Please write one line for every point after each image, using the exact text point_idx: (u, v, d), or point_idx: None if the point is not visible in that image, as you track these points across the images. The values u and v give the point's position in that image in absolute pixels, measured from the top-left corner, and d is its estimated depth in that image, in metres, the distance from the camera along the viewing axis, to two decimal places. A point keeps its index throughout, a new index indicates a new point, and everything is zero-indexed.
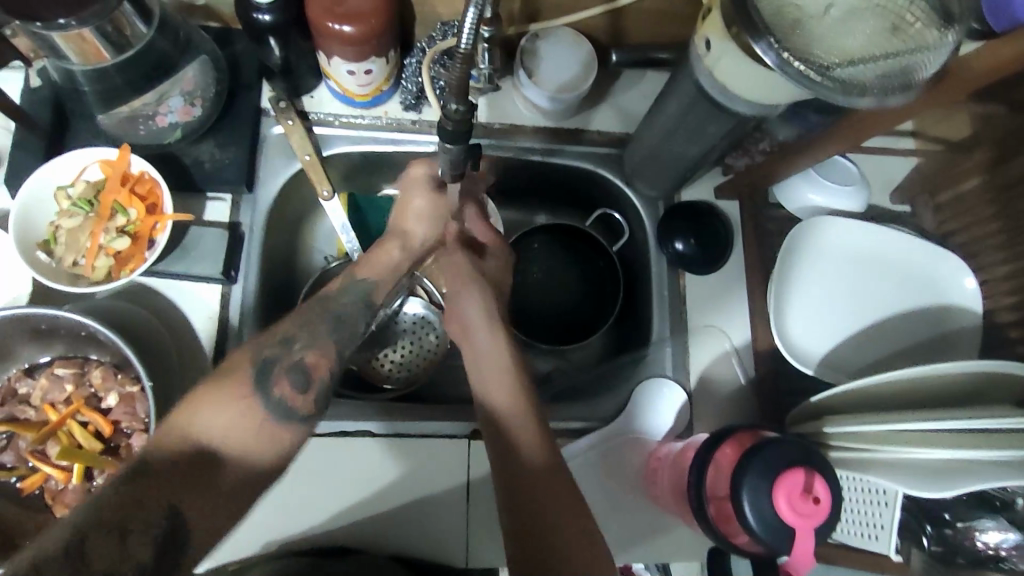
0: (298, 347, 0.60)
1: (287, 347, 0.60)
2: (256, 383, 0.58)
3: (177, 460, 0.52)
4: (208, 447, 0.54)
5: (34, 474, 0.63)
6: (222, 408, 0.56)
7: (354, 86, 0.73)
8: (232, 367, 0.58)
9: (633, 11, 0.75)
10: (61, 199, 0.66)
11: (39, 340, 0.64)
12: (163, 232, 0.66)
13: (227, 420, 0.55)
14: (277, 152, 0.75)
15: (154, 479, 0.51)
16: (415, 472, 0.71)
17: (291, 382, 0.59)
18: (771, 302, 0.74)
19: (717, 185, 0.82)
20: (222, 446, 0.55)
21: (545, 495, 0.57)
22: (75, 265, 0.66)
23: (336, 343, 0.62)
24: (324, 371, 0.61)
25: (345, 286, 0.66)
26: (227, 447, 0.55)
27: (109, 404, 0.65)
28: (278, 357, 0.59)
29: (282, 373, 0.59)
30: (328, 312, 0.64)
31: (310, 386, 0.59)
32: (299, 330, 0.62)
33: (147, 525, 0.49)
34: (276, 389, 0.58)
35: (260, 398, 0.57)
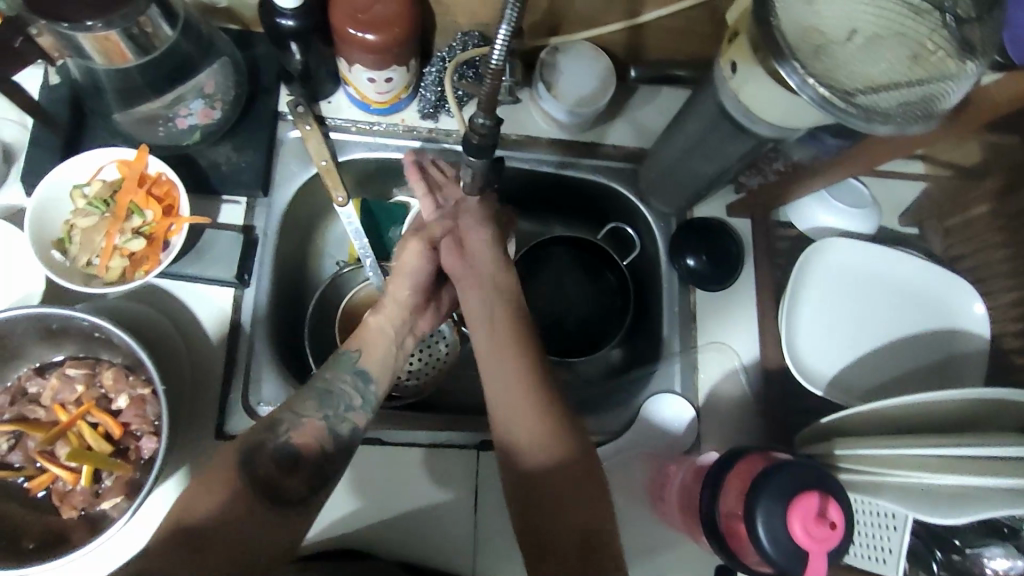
0: (287, 430, 0.60)
1: (273, 431, 0.60)
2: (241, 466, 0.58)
3: (173, 538, 0.54)
4: (209, 522, 0.55)
5: (41, 474, 0.62)
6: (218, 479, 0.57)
7: (373, 93, 0.73)
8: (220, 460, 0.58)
9: (653, 28, 0.76)
10: (77, 198, 0.66)
11: (51, 339, 0.64)
12: (179, 235, 0.66)
13: (224, 490, 0.56)
14: (292, 155, 0.75)
15: (161, 558, 0.52)
16: (424, 481, 0.71)
17: (279, 460, 0.59)
18: (782, 324, 0.75)
19: (729, 203, 0.82)
20: (217, 513, 0.55)
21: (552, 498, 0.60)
22: (89, 265, 0.65)
23: (325, 419, 0.62)
24: (314, 450, 0.61)
25: (338, 359, 0.66)
26: (223, 515, 0.55)
27: (120, 406, 0.64)
28: (264, 439, 0.59)
29: (269, 456, 0.59)
30: (321, 389, 0.63)
31: (298, 466, 0.60)
32: (289, 411, 0.61)
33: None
34: (262, 467, 0.58)
35: (246, 476, 0.57)
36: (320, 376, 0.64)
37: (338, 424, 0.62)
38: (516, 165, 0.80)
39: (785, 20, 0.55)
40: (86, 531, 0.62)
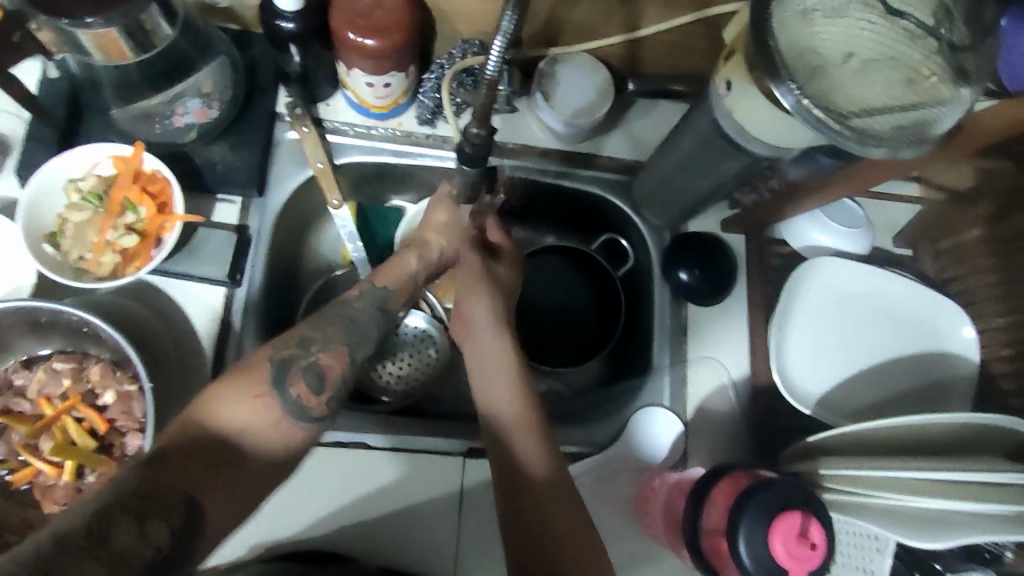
0: (314, 349, 0.59)
1: (303, 349, 0.58)
2: (270, 382, 0.56)
3: (186, 445, 0.51)
4: (227, 436, 0.53)
5: (25, 468, 0.62)
6: (242, 402, 0.54)
7: (371, 97, 0.73)
8: (248, 368, 0.56)
9: (652, 42, 0.76)
10: (71, 192, 0.66)
11: (39, 333, 0.63)
12: (172, 232, 0.65)
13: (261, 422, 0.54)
14: (289, 156, 0.75)
15: (176, 465, 0.50)
16: (410, 486, 0.71)
17: (308, 381, 0.57)
18: (772, 340, 0.75)
19: (723, 218, 0.82)
20: (236, 432, 0.53)
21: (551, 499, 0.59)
22: (80, 260, 0.65)
23: (351, 346, 0.61)
24: (338, 372, 0.59)
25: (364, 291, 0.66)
26: (244, 429, 0.53)
27: (106, 401, 0.64)
28: (294, 357, 0.58)
29: (298, 371, 0.57)
30: (337, 316, 0.62)
31: (324, 388, 0.58)
32: (315, 332, 0.60)
33: (167, 514, 0.47)
34: (293, 387, 0.56)
35: (276, 396, 0.55)
36: (347, 304, 0.63)
37: (360, 354, 0.61)
38: (511, 173, 0.80)
39: (781, 41, 0.55)
40: None
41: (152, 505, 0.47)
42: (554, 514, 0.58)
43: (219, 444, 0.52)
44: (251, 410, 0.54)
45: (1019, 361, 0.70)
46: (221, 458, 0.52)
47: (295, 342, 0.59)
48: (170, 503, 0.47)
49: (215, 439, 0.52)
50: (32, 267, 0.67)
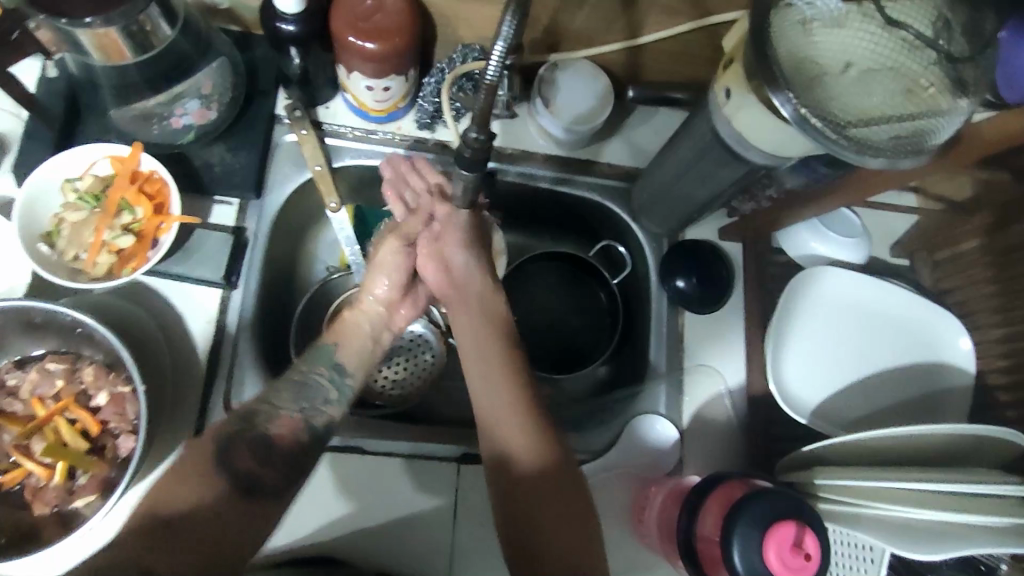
0: (264, 419, 0.60)
1: (249, 423, 0.60)
2: (216, 458, 0.58)
3: (141, 530, 0.53)
4: (177, 514, 0.54)
5: (15, 469, 0.62)
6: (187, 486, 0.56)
7: (371, 101, 0.73)
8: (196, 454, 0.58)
9: (653, 50, 0.76)
10: (67, 192, 0.66)
11: (33, 332, 0.63)
12: (169, 233, 0.65)
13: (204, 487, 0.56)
14: (288, 159, 0.75)
15: (126, 548, 0.53)
16: (404, 491, 0.70)
17: (255, 453, 0.58)
18: (768, 348, 0.75)
19: (722, 226, 0.82)
20: (186, 506, 0.55)
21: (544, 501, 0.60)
22: (76, 260, 0.65)
23: (302, 412, 0.62)
24: (289, 441, 0.60)
25: (315, 351, 0.66)
26: (193, 507, 0.55)
27: (99, 403, 0.64)
28: (241, 431, 0.59)
29: (244, 446, 0.58)
30: (296, 380, 0.63)
31: (271, 457, 0.59)
32: (265, 404, 0.61)
33: None
34: (236, 462, 0.58)
35: (220, 469, 0.57)
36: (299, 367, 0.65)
37: (315, 417, 0.62)
38: (511, 178, 0.80)
39: (780, 51, 0.55)
40: (57, 528, 0.61)
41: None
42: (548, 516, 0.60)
43: (170, 519, 0.54)
44: (194, 484, 0.56)
45: (1015, 373, 0.70)
46: (168, 533, 0.53)
47: (240, 417, 0.60)
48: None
49: (164, 518, 0.54)
50: (28, 265, 0.66)
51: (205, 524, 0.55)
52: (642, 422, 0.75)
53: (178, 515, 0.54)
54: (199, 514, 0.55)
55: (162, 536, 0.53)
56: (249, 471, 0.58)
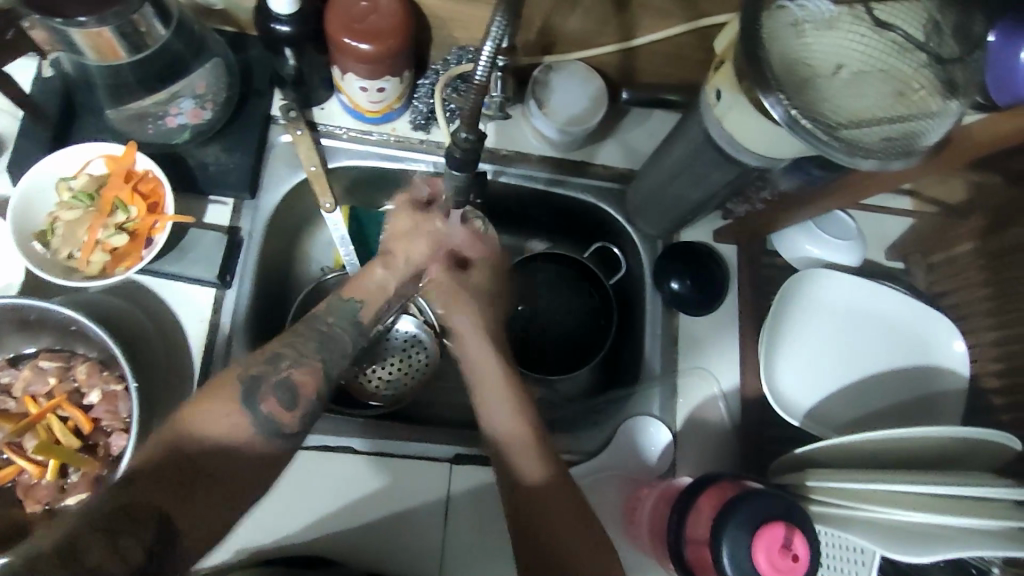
0: (287, 365, 0.59)
1: (274, 365, 0.59)
2: (243, 399, 0.57)
3: (165, 465, 0.53)
4: (200, 452, 0.54)
5: (7, 467, 0.62)
6: (213, 420, 0.56)
7: (365, 102, 0.73)
8: (220, 383, 0.58)
9: (646, 52, 0.77)
10: (63, 191, 0.65)
11: (26, 331, 0.63)
12: (163, 232, 0.66)
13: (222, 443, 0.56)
14: (282, 159, 0.75)
15: (145, 480, 0.52)
16: (395, 492, 0.70)
17: (280, 398, 0.58)
18: (761, 351, 0.75)
19: (716, 228, 0.83)
20: (209, 456, 0.55)
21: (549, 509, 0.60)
22: (70, 258, 0.65)
23: (325, 361, 0.61)
24: (312, 388, 0.60)
25: (339, 305, 0.65)
26: (217, 459, 0.55)
27: (91, 401, 0.64)
28: (266, 373, 0.58)
29: (270, 387, 0.58)
30: (319, 332, 0.62)
31: (297, 404, 0.58)
32: (288, 348, 0.61)
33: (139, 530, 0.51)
34: (263, 404, 0.57)
35: (247, 412, 0.57)
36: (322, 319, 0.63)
37: (333, 368, 0.61)
38: (505, 180, 0.80)
39: (772, 52, 0.55)
40: (48, 526, 0.61)
41: (123, 526, 0.50)
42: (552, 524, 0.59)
43: (191, 464, 0.54)
44: (221, 432, 0.56)
45: (1009, 376, 0.69)
46: (191, 479, 0.53)
47: (266, 358, 0.59)
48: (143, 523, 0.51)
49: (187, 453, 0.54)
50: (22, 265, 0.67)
51: (227, 471, 0.55)
52: (635, 422, 0.75)
53: (205, 454, 0.54)
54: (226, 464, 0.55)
55: (185, 481, 0.53)
56: (273, 415, 0.57)
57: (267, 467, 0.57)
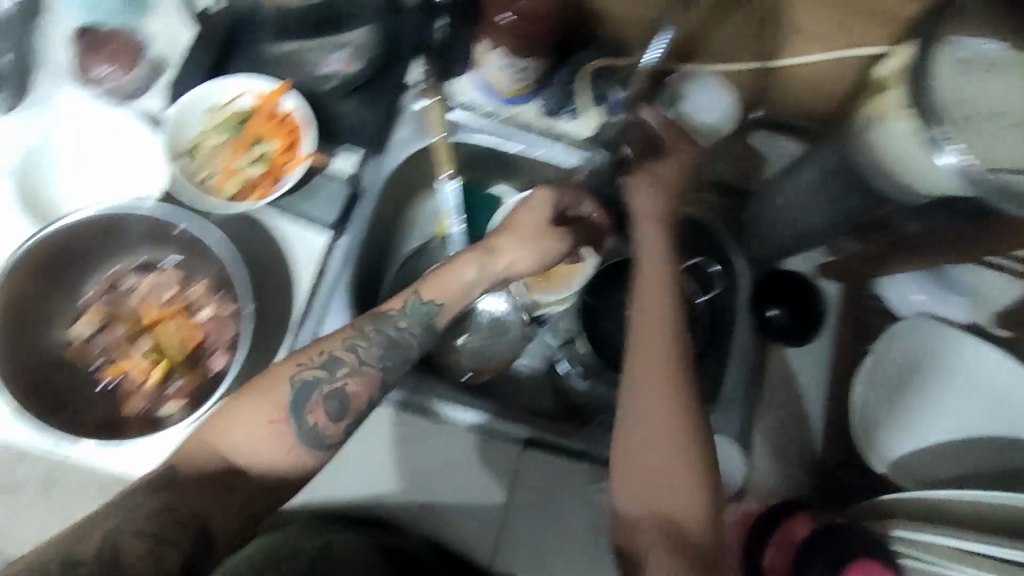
0: (342, 373, 0.59)
1: (329, 372, 0.58)
2: (289, 407, 0.57)
3: (204, 474, 0.54)
4: (237, 460, 0.55)
5: (119, 363, 0.65)
6: (254, 424, 0.56)
7: (502, 81, 0.75)
8: (267, 385, 0.58)
9: (786, 76, 0.76)
10: (211, 118, 0.69)
11: (155, 240, 0.66)
12: (295, 171, 0.68)
13: (268, 430, 0.56)
14: (412, 123, 0.77)
15: (182, 486, 0.53)
16: (463, 463, 0.72)
17: (326, 411, 0.57)
18: (853, 397, 0.74)
19: (820, 262, 0.81)
20: (253, 456, 0.55)
21: (647, 412, 0.57)
22: (207, 181, 0.68)
23: (383, 372, 0.60)
24: (363, 400, 0.59)
25: (414, 305, 0.62)
26: (259, 454, 0.55)
27: (201, 316, 0.67)
28: (319, 380, 0.58)
29: (319, 398, 0.58)
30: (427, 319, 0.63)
31: (344, 417, 0.58)
32: (352, 352, 0.60)
33: (178, 540, 0.51)
34: (310, 415, 0.57)
35: (293, 424, 0.56)
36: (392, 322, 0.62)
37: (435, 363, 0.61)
38: None
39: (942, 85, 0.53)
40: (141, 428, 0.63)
41: (163, 530, 0.50)
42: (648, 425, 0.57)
43: (228, 470, 0.54)
44: (259, 437, 0.56)
45: None
46: (232, 482, 0.54)
47: (319, 356, 0.59)
48: (182, 530, 0.51)
49: (226, 458, 0.55)
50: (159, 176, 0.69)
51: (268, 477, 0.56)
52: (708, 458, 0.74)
53: (240, 467, 0.55)
54: (266, 467, 0.55)
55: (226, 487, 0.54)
56: (318, 426, 0.57)
57: (300, 477, 0.57)
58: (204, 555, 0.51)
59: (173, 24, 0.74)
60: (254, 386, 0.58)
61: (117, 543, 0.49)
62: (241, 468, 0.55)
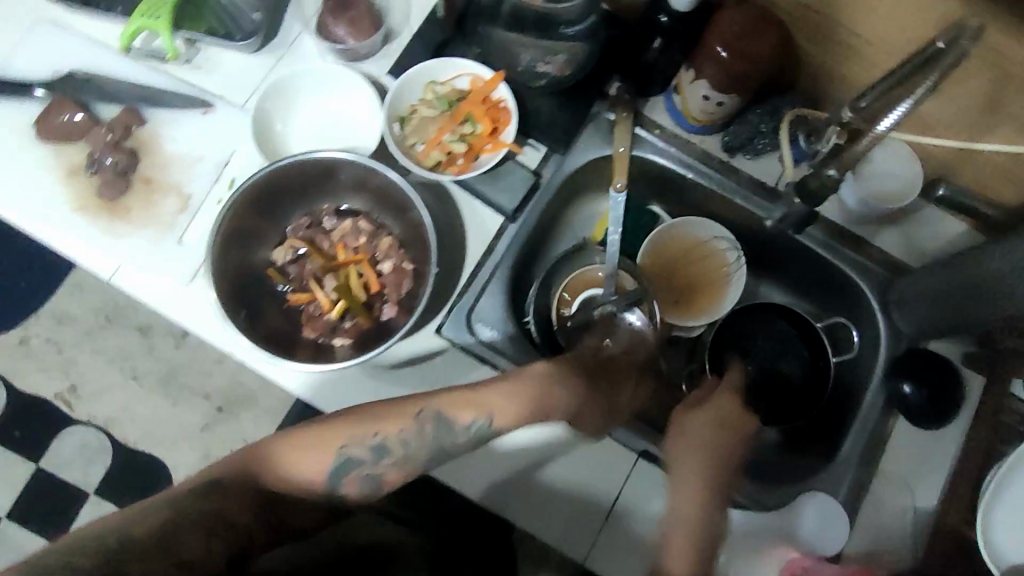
0: (386, 462, 0.61)
1: (376, 459, 0.61)
2: (336, 462, 0.60)
3: (244, 492, 0.59)
4: (284, 476, 0.60)
5: (304, 293, 0.72)
6: (307, 461, 0.60)
7: (695, 109, 0.78)
8: (326, 431, 0.60)
9: (982, 161, 0.75)
10: (428, 91, 0.75)
11: (358, 188, 0.71)
12: (494, 155, 0.73)
13: (307, 468, 0.60)
14: (598, 131, 0.80)
15: (224, 493, 0.59)
16: (579, 459, 0.74)
17: (364, 487, 0.61)
18: (983, 499, 0.70)
19: (967, 351, 0.81)
20: (294, 477, 0.60)
21: (686, 526, 0.56)
22: (413, 147, 0.74)
23: (429, 461, 0.62)
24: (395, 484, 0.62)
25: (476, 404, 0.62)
26: (304, 481, 0.61)
27: (383, 268, 0.73)
28: (361, 463, 0.60)
29: (358, 476, 0.61)
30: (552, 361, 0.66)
31: (378, 490, 0.62)
32: (394, 437, 0.61)
33: (227, 538, 0.57)
34: (347, 485, 0.61)
35: (329, 478, 0.61)
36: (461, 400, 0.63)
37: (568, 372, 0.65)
38: (803, 239, 0.82)
39: None
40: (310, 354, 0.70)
41: (207, 523, 0.57)
42: (685, 540, 0.55)
43: (275, 490, 0.60)
44: (304, 459, 0.60)
45: None
46: (278, 498, 0.61)
47: (377, 449, 0.61)
48: (225, 541, 0.57)
49: (256, 476, 0.60)
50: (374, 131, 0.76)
51: (301, 501, 0.62)
52: (779, 523, 0.76)
53: (295, 489, 0.61)
54: (299, 492, 0.61)
55: (257, 509, 0.60)
56: (352, 492, 0.61)
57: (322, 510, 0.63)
58: (251, 546, 0.59)
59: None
60: (314, 424, 0.61)
61: (177, 536, 0.55)
62: (279, 491, 0.61)
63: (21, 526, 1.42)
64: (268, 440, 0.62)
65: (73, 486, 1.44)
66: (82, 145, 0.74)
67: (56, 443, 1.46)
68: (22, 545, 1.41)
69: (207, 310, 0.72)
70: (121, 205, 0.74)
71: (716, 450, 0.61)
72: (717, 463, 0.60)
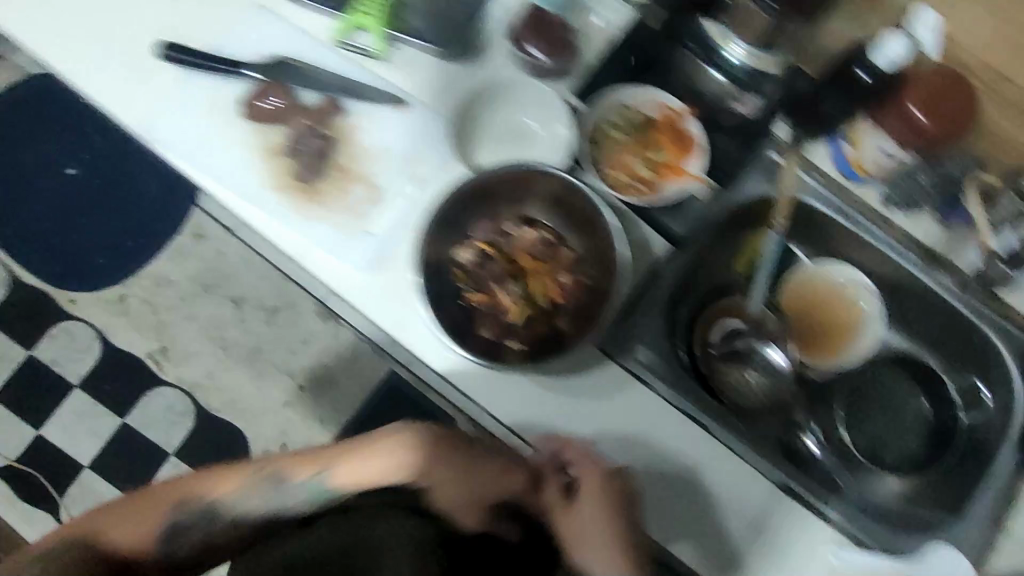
0: (291, 501, 0.71)
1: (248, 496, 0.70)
2: (267, 480, 0.71)
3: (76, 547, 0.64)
4: (202, 499, 0.69)
5: (484, 292, 0.74)
6: (247, 494, 0.70)
7: (870, 161, 0.79)
8: (268, 462, 0.72)
9: None
10: (619, 116, 0.78)
11: (548, 200, 0.74)
12: (679, 186, 0.76)
13: (231, 489, 0.70)
14: (765, 171, 0.83)
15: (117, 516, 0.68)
16: (726, 481, 0.77)
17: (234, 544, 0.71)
18: None
19: None
20: (204, 499, 0.69)
21: (581, 523, 0.70)
22: (599, 168, 0.77)
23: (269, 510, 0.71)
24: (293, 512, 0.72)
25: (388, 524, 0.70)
26: (233, 508, 0.70)
27: (561, 279, 0.75)
28: (279, 476, 0.71)
29: (270, 488, 0.71)
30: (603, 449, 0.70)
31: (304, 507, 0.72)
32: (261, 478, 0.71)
33: (190, 533, 0.69)
34: (252, 496, 0.70)
35: (270, 489, 0.71)
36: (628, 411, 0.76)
37: None
38: (951, 297, 0.84)
39: None
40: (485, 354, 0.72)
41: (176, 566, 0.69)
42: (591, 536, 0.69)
43: (191, 507, 0.69)
44: (211, 485, 0.70)
45: None
46: (182, 508, 0.69)
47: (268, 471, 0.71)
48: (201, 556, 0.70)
49: (190, 505, 0.69)
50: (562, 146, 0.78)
51: (222, 530, 0.70)
52: (808, 564, 0.76)
53: (199, 508, 0.69)
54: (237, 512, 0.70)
55: (201, 540, 0.69)
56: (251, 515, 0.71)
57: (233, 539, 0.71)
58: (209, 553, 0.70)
59: (608, 17, 0.83)
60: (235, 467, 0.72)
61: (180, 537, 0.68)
62: (202, 505, 0.69)
63: (100, 477, 1.46)
64: (176, 482, 0.71)
65: (153, 445, 1.48)
66: (285, 128, 0.78)
67: (142, 401, 1.50)
68: (100, 496, 1.45)
69: (400, 297, 0.74)
70: (317, 190, 0.77)
71: (598, 508, 0.69)
72: (606, 505, 0.69)
